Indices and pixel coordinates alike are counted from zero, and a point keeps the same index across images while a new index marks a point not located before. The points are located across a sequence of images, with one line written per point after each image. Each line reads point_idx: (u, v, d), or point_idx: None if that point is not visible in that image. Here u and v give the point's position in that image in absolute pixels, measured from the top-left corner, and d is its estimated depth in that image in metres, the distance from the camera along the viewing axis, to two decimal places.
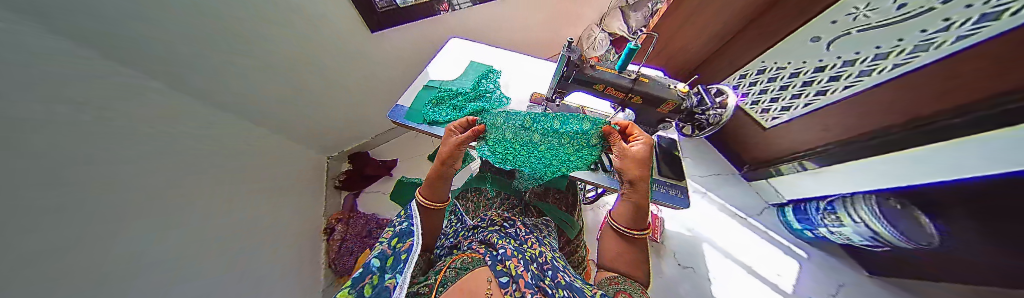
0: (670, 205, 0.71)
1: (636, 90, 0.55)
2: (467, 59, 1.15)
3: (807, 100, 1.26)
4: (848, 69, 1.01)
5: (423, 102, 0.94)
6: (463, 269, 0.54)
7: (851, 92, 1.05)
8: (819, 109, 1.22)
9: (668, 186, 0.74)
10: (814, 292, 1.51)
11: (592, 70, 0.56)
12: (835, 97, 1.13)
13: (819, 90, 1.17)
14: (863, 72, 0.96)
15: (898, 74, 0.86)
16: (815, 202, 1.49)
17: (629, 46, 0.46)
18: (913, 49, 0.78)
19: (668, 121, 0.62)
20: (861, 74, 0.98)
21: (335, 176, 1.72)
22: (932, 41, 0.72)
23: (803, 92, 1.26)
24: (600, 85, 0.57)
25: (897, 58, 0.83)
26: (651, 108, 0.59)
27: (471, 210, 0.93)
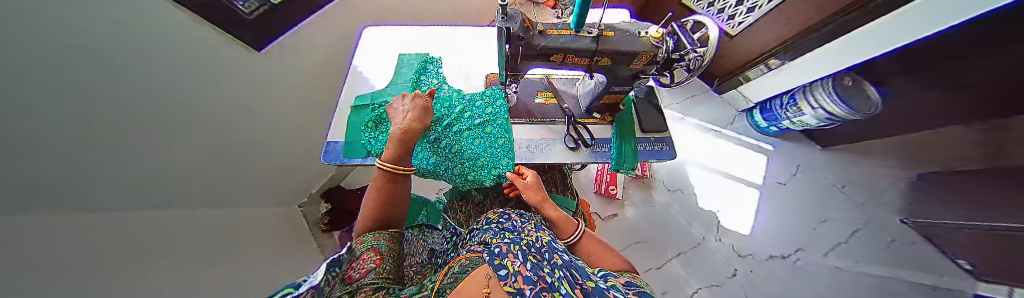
0: (658, 160, 0.69)
1: (601, 50, 0.44)
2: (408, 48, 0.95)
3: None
4: None
5: (358, 126, 0.76)
6: (463, 273, 0.46)
7: None
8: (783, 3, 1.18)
9: (651, 142, 0.70)
10: (778, 176, 1.70)
11: (543, 38, 0.43)
12: None
13: None
14: None
15: None
16: (778, 99, 1.54)
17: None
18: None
19: (645, 75, 0.53)
20: None
21: (317, 220, 1.45)
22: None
23: None
24: (558, 55, 0.45)
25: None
26: (622, 66, 0.49)
27: (463, 220, 0.87)
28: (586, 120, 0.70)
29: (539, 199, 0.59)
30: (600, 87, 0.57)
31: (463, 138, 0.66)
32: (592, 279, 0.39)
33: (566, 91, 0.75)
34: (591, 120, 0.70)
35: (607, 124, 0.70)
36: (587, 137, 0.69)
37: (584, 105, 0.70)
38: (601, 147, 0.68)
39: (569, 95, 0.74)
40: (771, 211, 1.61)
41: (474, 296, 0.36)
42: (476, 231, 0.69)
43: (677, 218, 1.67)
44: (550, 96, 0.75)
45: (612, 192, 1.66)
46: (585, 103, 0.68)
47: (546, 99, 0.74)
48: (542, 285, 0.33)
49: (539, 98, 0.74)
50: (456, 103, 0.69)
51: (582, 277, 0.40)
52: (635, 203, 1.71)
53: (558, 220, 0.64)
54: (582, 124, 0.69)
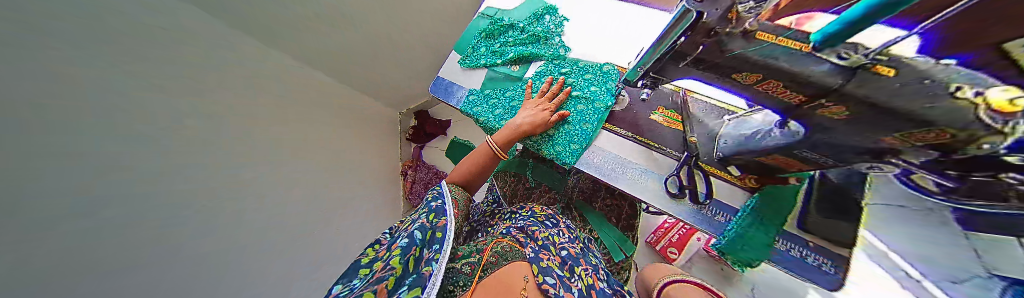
0: (796, 274, 0.50)
1: (839, 95, 0.27)
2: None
3: None
4: None
5: (472, 36, 0.85)
6: (500, 253, 0.51)
7: None
8: None
9: (801, 247, 0.50)
10: None
11: (739, 45, 0.29)
12: None
13: None
14: None
15: None
16: None
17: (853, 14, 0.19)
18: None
19: (890, 159, 0.32)
20: None
21: (405, 129, 1.86)
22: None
23: None
24: (750, 74, 0.32)
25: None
26: (859, 133, 0.29)
27: (510, 195, 0.88)
28: (710, 170, 0.54)
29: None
30: (777, 139, 0.38)
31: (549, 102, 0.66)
32: None
33: (703, 120, 0.54)
34: (719, 171, 0.53)
35: (745, 188, 0.52)
36: (703, 192, 0.53)
37: (721, 151, 0.49)
38: (713, 212, 0.52)
39: (703, 129, 0.53)
40: None
41: (514, 289, 0.43)
42: (519, 215, 0.69)
43: None
44: (675, 118, 0.59)
45: (670, 256, 1.25)
46: (723, 147, 0.49)
47: (666, 119, 0.59)
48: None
49: (658, 115, 0.60)
50: (564, 65, 0.70)
51: None
52: None
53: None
54: (702, 171, 0.54)
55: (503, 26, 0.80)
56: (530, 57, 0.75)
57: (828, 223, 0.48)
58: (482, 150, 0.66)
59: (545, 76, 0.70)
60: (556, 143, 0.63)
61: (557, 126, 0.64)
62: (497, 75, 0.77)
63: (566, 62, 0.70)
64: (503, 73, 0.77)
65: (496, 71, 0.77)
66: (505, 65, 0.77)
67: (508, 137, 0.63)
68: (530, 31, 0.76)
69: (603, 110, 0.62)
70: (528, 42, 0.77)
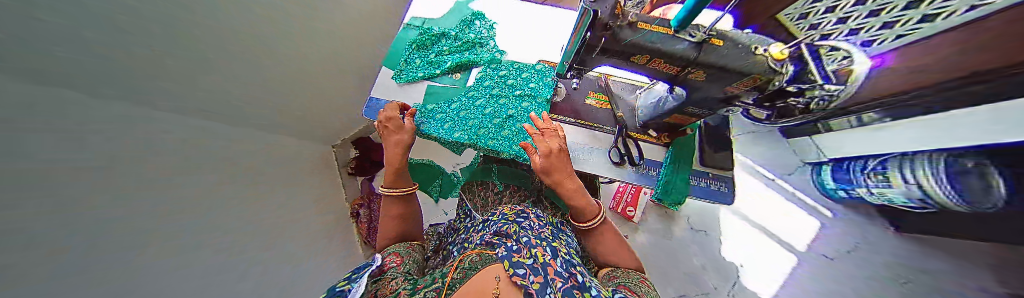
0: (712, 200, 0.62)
1: (698, 62, 0.36)
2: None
3: None
4: None
5: (401, 50, 0.79)
6: (472, 268, 0.43)
7: None
8: None
9: (708, 179, 0.62)
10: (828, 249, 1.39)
11: (630, 34, 0.35)
12: None
13: None
14: None
15: None
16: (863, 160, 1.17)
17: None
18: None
19: (737, 103, 0.44)
20: None
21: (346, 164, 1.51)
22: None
23: None
24: (642, 56, 0.38)
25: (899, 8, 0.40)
26: (719, 85, 0.40)
27: (481, 206, 0.85)
28: (637, 136, 0.64)
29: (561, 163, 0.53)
30: (673, 103, 0.49)
31: (496, 102, 0.68)
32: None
33: (624, 97, 0.66)
34: (643, 136, 0.64)
35: (662, 145, 0.64)
36: (636, 155, 0.63)
37: (641, 119, 0.62)
38: (648, 169, 0.62)
39: (625, 104, 0.65)
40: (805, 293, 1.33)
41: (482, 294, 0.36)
42: (491, 223, 0.66)
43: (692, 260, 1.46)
44: (603, 99, 0.67)
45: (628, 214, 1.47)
46: (642, 117, 0.61)
47: (597, 102, 0.67)
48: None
49: (591, 99, 0.68)
50: (502, 68, 0.72)
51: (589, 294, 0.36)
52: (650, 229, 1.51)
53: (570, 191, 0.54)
54: (632, 139, 0.63)
55: (433, 35, 0.77)
56: (468, 64, 0.75)
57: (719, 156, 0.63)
58: (385, 202, 0.63)
59: (487, 82, 0.71)
60: (512, 142, 0.64)
61: (509, 126, 0.65)
62: (437, 85, 0.73)
63: (505, 65, 0.72)
64: (444, 81, 0.74)
65: (437, 82, 0.74)
66: (445, 74, 0.74)
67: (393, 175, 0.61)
68: (464, 38, 0.76)
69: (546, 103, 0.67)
70: (463, 49, 0.76)
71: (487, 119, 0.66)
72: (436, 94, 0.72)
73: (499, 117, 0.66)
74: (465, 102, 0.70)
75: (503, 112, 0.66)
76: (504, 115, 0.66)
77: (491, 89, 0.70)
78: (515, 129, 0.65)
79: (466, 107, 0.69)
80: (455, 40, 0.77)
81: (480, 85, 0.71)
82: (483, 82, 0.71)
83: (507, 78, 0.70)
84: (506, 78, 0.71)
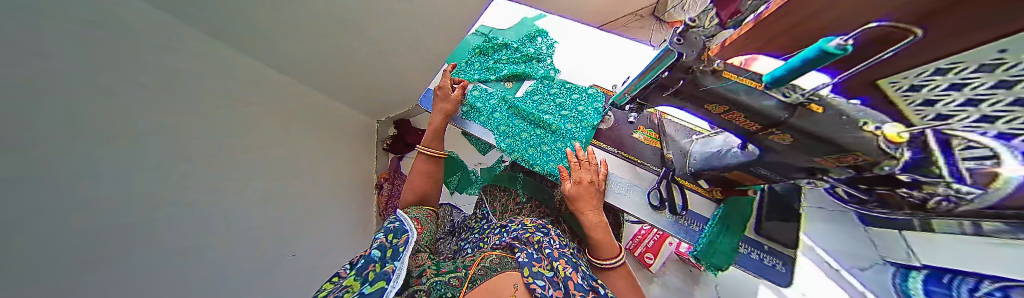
0: (761, 276, 0.54)
1: (788, 123, 0.33)
2: (534, 10, 0.88)
3: None
4: None
5: (465, 52, 0.86)
6: (491, 269, 0.46)
7: None
8: None
9: (763, 251, 0.55)
10: None
11: (712, 81, 0.34)
12: None
13: None
14: None
15: None
16: None
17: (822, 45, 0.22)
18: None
19: (824, 177, 0.39)
20: None
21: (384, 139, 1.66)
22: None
23: None
24: (719, 106, 0.37)
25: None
26: (804, 155, 0.35)
27: (499, 210, 0.86)
28: (686, 183, 0.60)
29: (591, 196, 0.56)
30: (738, 159, 0.45)
31: (542, 119, 0.69)
32: None
33: (676, 139, 0.60)
34: (691, 184, 0.59)
35: (711, 199, 0.58)
36: (679, 204, 0.58)
37: (693, 167, 0.56)
38: (691, 222, 0.57)
39: (677, 147, 0.59)
40: None
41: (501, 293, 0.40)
42: (508, 226, 0.65)
43: None
44: (653, 136, 0.65)
45: (647, 261, 1.35)
46: (695, 164, 0.55)
47: (646, 138, 0.65)
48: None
49: (639, 133, 0.65)
50: (554, 86, 0.74)
51: None
52: (669, 286, 1.30)
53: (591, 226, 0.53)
54: (678, 185, 0.59)
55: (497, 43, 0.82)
56: (522, 76, 0.78)
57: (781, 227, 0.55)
58: (420, 161, 0.72)
59: (536, 96, 0.73)
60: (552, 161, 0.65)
61: (550, 144, 0.66)
62: (488, 89, 0.78)
63: (556, 84, 0.74)
64: (496, 87, 0.78)
65: (488, 86, 0.79)
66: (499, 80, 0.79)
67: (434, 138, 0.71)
68: (525, 51, 0.80)
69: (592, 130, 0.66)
70: (521, 61, 0.80)
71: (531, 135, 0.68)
72: (485, 97, 0.76)
73: (544, 134, 0.68)
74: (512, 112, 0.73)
75: (547, 130, 0.68)
76: (547, 133, 0.68)
77: (538, 105, 0.72)
78: (556, 150, 0.66)
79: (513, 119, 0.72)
80: (515, 52, 0.81)
81: (529, 98, 0.73)
82: (530, 97, 0.73)
83: (556, 97, 0.72)
84: (555, 97, 0.72)
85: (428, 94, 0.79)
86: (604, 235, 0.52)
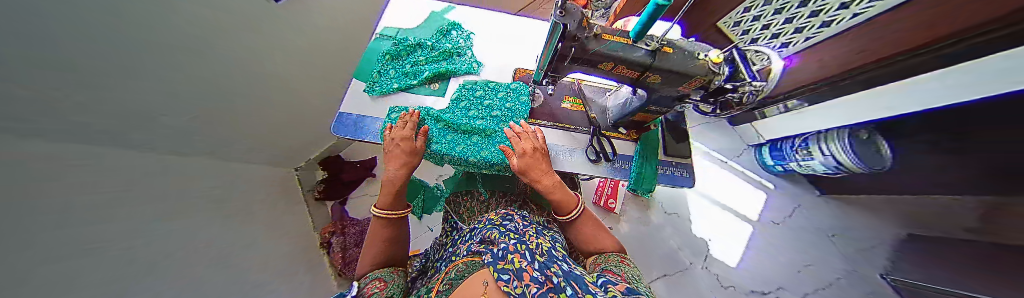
0: (675, 186, 0.68)
1: (656, 67, 0.41)
2: (441, 2, 0.84)
3: (807, 35, 1.00)
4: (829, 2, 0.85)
5: (372, 61, 0.75)
6: (459, 279, 0.50)
7: (850, 25, 0.83)
8: (815, 46, 0.99)
9: (673, 166, 0.69)
10: (773, 215, 1.66)
11: (597, 42, 0.39)
12: (839, 28, 0.88)
13: (825, 21, 0.91)
14: None
15: (880, 11, 0.72)
16: (790, 140, 1.45)
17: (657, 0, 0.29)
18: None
19: (687, 100, 0.50)
20: (839, 7, 0.83)
21: (312, 187, 1.55)
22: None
23: (805, 25, 0.98)
24: (607, 63, 0.42)
25: (858, 7, 0.78)
26: (671, 87, 0.46)
27: (466, 216, 0.83)
28: (611, 134, 0.69)
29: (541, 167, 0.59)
30: (637, 103, 0.54)
31: (473, 125, 0.67)
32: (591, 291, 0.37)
33: (595, 100, 0.71)
34: (615, 134, 0.70)
35: (631, 140, 0.70)
36: (610, 151, 0.67)
37: (610, 119, 0.68)
38: (622, 163, 0.67)
39: (598, 106, 0.69)
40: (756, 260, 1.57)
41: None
42: (477, 231, 0.67)
43: (668, 242, 1.67)
44: (578, 102, 0.72)
45: (610, 206, 1.66)
46: (612, 116, 0.66)
47: (572, 105, 0.72)
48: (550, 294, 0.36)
49: (567, 103, 0.72)
50: (474, 88, 0.73)
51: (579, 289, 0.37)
52: (632, 218, 1.71)
53: (546, 187, 0.58)
54: (605, 137, 0.68)
55: (409, 45, 0.75)
56: (447, 74, 0.75)
57: (677, 144, 0.71)
58: (373, 225, 0.58)
59: (461, 104, 0.71)
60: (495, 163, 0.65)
61: (488, 148, 0.66)
62: (415, 97, 0.72)
63: (475, 86, 0.73)
64: (422, 92, 0.73)
65: (414, 93, 0.73)
66: (422, 84, 0.74)
67: (390, 197, 0.58)
68: (440, 48, 0.75)
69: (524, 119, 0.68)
70: (441, 59, 0.75)
71: (471, 146, 0.66)
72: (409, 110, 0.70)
73: (480, 142, 0.67)
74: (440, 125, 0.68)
75: (483, 137, 0.67)
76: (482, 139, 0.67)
77: (466, 111, 0.69)
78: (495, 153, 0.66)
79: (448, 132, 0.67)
80: (432, 50, 0.76)
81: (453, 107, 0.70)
82: (455, 103, 0.71)
83: (479, 100, 0.71)
84: (479, 96, 0.72)
85: (342, 119, 0.68)
86: (564, 195, 0.59)
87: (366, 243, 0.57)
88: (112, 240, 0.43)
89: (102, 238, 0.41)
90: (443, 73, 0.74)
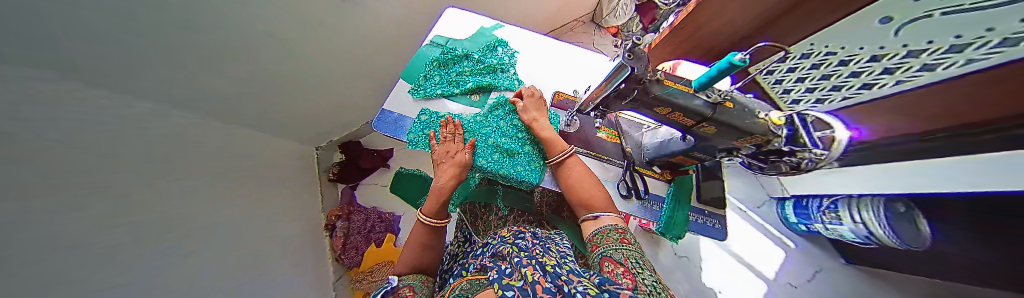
0: (707, 237, 0.65)
1: (714, 119, 0.41)
2: (491, 19, 0.88)
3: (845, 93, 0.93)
4: (871, 66, 0.78)
5: (421, 65, 0.79)
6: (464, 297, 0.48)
7: (897, 91, 0.75)
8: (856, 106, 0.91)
9: (705, 215, 0.66)
10: (791, 277, 1.54)
11: (658, 88, 0.40)
12: (881, 92, 0.81)
13: (865, 83, 0.84)
14: (926, 66, 0.65)
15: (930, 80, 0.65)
16: (816, 199, 1.38)
17: (734, 60, 0.29)
18: (946, 49, 0.57)
19: (737, 153, 0.50)
20: (881, 71, 0.77)
21: (327, 169, 1.58)
22: (941, 60, 0.60)
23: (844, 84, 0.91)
24: (665, 108, 0.42)
25: (903, 73, 0.71)
26: (724, 140, 0.45)
27: (481, 230, 0.84)
28: (645, 171, 0.68)
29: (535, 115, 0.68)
30: (681, 146, 0.54)
31: (500, 141, 0.68)
32: None
33: (631, 134, 0.71)
34: (649, 171, 0.68)
35: (664, 180, 0.68)
36: (642, 189, 0.66)
37: (646, 156, 0.67)
38: (653, 203, 0.65)
39: (633, 140, 0.70)
40: None
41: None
42: (490, 244, 0.68)
43: (676, 287, 1.58)
44: (613, 134, 0.72)
45: None
46: (649, 154, 0.66)
47: (608, 136, 0.71)
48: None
49: (602, 133, 0.72)
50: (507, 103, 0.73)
51: None
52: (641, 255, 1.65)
53: (548, 139, 0.65)
54: (639, 173, 0.67)
55: (457, 55, 0.79)
56: (489, 88, 0.77)
57: (711, 192, 0.68)
58: (413, 230, 0.62)
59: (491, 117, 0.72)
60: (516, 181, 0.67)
61: (511, 166, 0.67)
62: (456, 105, 0.75)
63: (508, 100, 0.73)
64: (463, 101, 0.76)
65: (455, 102, 0.75)
66: (464, 94, 0.76)
67: (436, 205, 0.61)
68: (486, 62, 0.78)
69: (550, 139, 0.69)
70: (485, 72, 0.78)
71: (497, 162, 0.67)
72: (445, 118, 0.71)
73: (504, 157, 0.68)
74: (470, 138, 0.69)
75: (507, 155, 0.68)
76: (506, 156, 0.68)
77: (495, 126, 0.70)
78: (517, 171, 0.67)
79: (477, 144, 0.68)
80: (478, 62, 0.79)
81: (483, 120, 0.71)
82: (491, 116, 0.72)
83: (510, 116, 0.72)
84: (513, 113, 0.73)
85: (383, 117, 0.71)
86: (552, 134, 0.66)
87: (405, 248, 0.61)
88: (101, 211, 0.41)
89: (87, 211, 0.39)
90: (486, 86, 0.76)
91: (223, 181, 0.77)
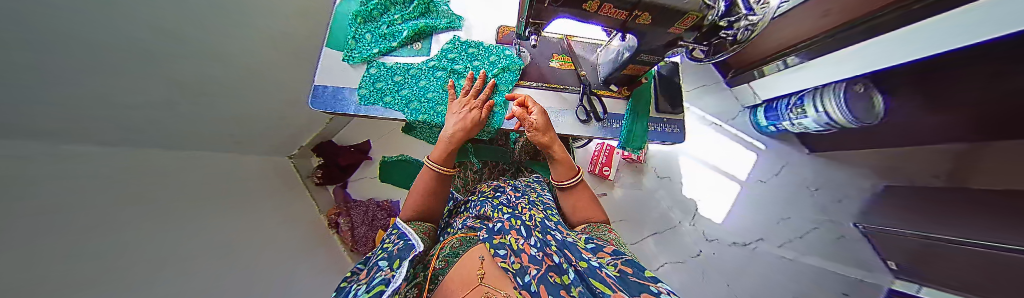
0: (665, 142, 0.68)
1: (643, 3, 0.37)
2: None
3: None
4: None
5: (343, 22, 0.70)
6: (454, 256, 0.48)
7: None
8: None
9: (664, 123, 0.68)
10: (760, 174, 1.72)
11: None
12: None
13: None
14: None
15: None
16: (786, 99, 1.42)
17: None
18: None
19: (680, 43, 0.48)
20: None
21: (309, 173, 1.55)
22: None
23: None
24: (592, 2, 0.38)
25: None
26: (662, 29, 0.43)
27: (462, 187, 0.89)
28: (601, 92, 0.68)
29: (548, 138, 0.58)
30: (627, 54, 0.53)
31: (440, 88, 0.68)
32: (585, 257, 0.36)
33: (585, 57, 0.70)
34: (606, 92, 0.68)
35: (622, 98, 0.68)
36: (600, 110, 0.66)
37: (601, 76, 0.67)
38: (612, 122, 0.66)
39: (588, 63, 0.69)
40: (743, 218, 1.67)
41: (469, 277, 0.40)
42: (475, 203, 0.69)
43: (660, 203, 1.76)
44: (567, 61, 0.70)
45: (605, 173, 1.71)
46: (604, 73, 0.65)
47: (561, 64, 0.69)
48: (548, 265, 0.37)
49: (555, 62, 0.69)
50: (452, 48, 0.71)
51: (574, 257, 0.37)
52: (626, 184, 1.78)
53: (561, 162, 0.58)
54: (596, 96, 0.67)
55: (379, 3, 0.71)
56: (428, 31, 0.72)
57: (674, 103, 0.69)
58: (423, 174, 0.59)
59: (454, 61, 0.70)
60: (490, 120, 0.65)
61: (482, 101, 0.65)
62: (399, 59, 0.70)
63: (453, 43, 0.72)
64: (406, 53, 0.71)
65: (398, 56, 0.70)
66: (402, 46, 0.71)
67: (446, 151, 0.58)
68: (414, 2, 0.72)
69: (518, 74, 0.67)
70: (418, 15, 0.73)
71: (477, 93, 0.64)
72: (400, 84, 0.67)
73: (480, 90, 0.64)
74: (418, 99, 0.67)
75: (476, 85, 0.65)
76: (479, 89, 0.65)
77: (439, 73, 0.69)
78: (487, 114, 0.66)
79: (441, 92, 0.67)
80: (406, 7, 0.73)
81: (442, 63, 0.69)
82: (474, 60, 0.70)
83: (471, 53, 0.71)
84: (472, 51, 0.71)
85: (317, 94, 0.64)
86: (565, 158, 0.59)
87: (412, 188, 0.59)
88: (129, 223, 0.46)
89: (112, 247, 0.41)
90: (427, 33, 0.72)
91: (214, 200, 0.76)
